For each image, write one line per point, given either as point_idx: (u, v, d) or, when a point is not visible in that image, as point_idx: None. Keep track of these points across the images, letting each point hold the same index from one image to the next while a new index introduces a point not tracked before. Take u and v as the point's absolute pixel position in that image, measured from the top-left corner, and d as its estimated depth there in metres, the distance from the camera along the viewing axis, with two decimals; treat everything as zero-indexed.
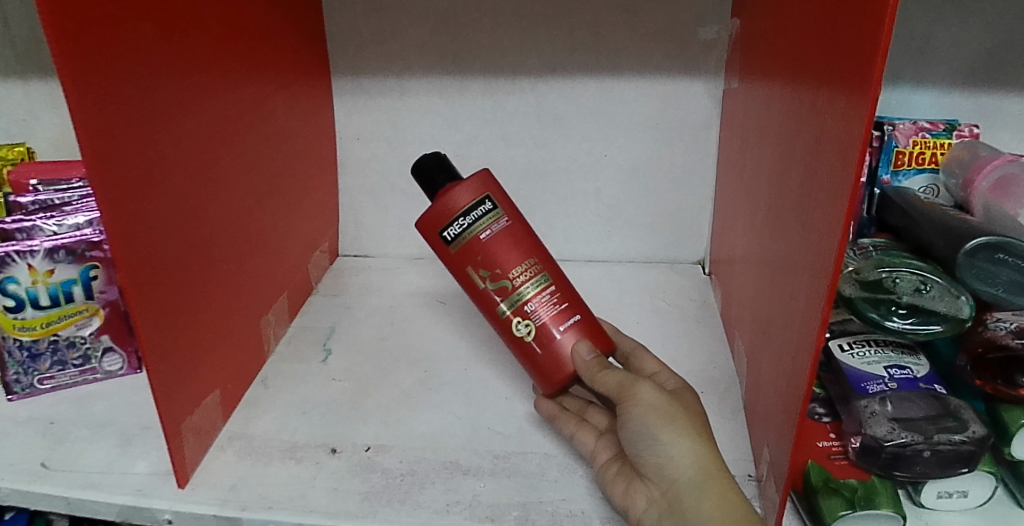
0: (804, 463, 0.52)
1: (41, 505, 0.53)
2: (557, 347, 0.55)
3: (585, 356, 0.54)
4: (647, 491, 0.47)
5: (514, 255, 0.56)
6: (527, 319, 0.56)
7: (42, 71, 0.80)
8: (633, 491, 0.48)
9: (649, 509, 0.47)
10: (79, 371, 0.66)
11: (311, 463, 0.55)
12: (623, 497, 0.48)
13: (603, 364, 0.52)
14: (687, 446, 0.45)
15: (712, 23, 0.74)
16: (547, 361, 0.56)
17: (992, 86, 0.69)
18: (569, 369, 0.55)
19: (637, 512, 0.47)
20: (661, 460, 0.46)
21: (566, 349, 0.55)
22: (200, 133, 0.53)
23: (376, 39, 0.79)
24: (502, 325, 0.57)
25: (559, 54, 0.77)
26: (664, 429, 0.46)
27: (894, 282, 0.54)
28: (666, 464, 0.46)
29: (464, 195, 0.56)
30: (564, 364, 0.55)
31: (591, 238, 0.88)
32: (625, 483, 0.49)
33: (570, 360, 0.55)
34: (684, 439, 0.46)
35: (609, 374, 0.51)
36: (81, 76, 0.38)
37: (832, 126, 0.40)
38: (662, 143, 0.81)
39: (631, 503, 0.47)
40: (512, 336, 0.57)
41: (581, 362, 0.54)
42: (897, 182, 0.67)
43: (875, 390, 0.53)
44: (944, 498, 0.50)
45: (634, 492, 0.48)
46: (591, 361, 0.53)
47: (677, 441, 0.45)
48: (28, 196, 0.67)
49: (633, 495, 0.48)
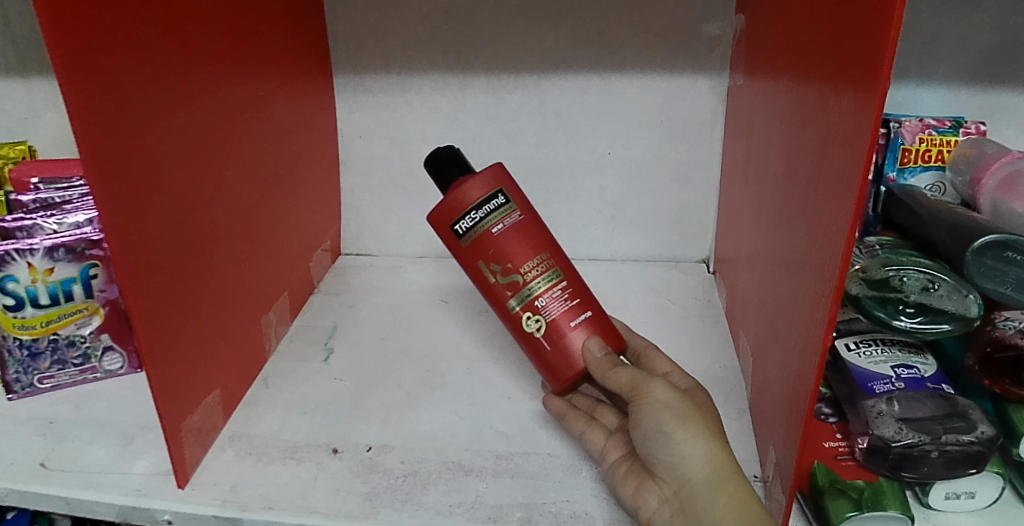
0: (811, 463, 0.51)
1: (41, 505, 0.52)
2: (566, 344, 0.55)
3: (596, 353, 0.53)
4: (659, 490, 0.47)
5: (526, 250, 0.56)
6: (537, 315, 0.56)
7: (43, 69, 0.80)
8: (644, 490, 0.47)
9: (660, 509, 0.46)
10: (79, 371, 0.65)
11: (312, 463, 0.54)
12: (634, 495, 0.48)
13: (615, 361, 0.52)
14: (699, 445, 0.45)
15: (717, 19, 0.73)
16: (556, 358, 0.55)
17: (999, 82, 0.68)
18: (579, 366, 0.55)
19: (648, 512, 0.46)
20: (673, 459, 0.46)
21: (576, 346, 0.55)
22: (201, 130, 0.53)
23: (378, 36, 0.79)
24: (512, 320, 0.57)
25: (563, 50, 0.77)
26: (678, 429, 0.45)
27: (901, 281, 0.53)
28: (679, 464, 0.45)
29: (476, 189, 0.56)
30: (574, 361, 0.55)
31: (595, 237, 0.87)
32: (636, 481, 0.48)
33: (580, 357, 0.55)
34: (698, 438, 0.45)
35: (620, 371, 0.50)
36: (80, 70, 0.38)
37: (840, 121, 0.40)
38: (666, 141, 0.80)
39: (641, 502, 0.47)
40: (521, 332, 0.57)
41: (592, 359, 0.53)
42: (903, 179, 0.66)
43: (882, 390, 0.52)
44: (952, 499, 0.50)
45: (645, 491, 0.47)
46: (602, 359, 0.53)
47: (691, 441, 0.45)
48: (29, 194, 0.67)
49: (644, 494, 0.47)
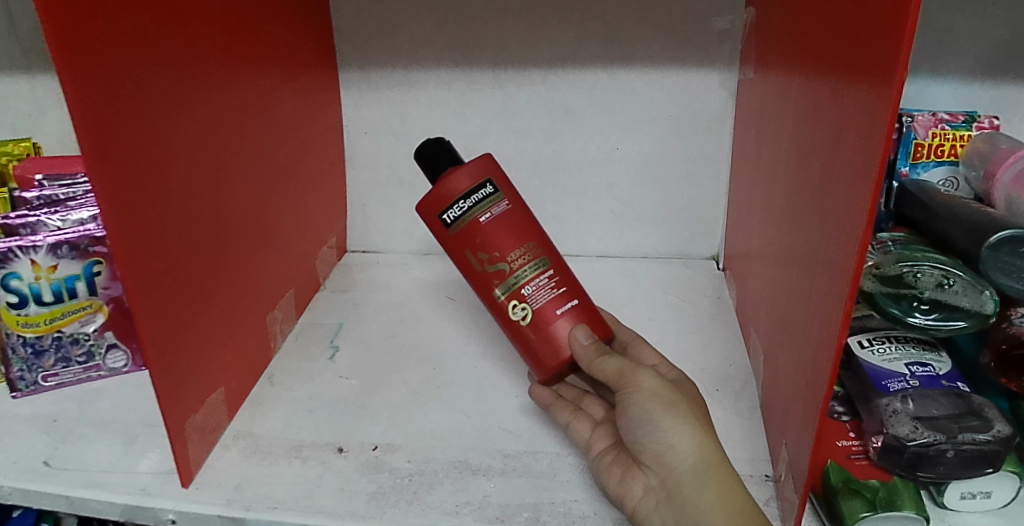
0: (823, 462, 0.51)
1: (44, 503, 0.52)
2: (552, 333, 0.54)
3: (582, 341, 0.53)
4: (645, 479, 0.46)
5: (512, 239, 0.55)
6: (523, 303, 0.55)
7: (48, 67, 0.80)
8: (630, 479, 0.47)
9: (646, 497, 0.46)
10: (83, 368, 0.65)
11: (317, 462, 0.53)
12: (620, 484, 0.47)
13: (602, 350, 0.51)
14: (687, 434, 0.45)
15: (727, 13, 0.72)
16: (542, 347, 0.55)
17: (1013, 77, 0.67)
18: (565, 355, 0.54)
19: (633, 500, 0.46)
20: (661, 448, 0.45)
21: (562, 334, 0.54)
22: (203, 126, 0.52)
23: (384, 31, 0.78)
24: (498, 308, 0.56)
25: (570, 45, 0.76)
26: (666, 418, 0.45)
27: (916, 277, 0.52)
28: (666, 452, 0.45)
29: (464, 179, 0.55)
30: (560, 350, 0.54)
31: (604, 233, 0.87)
32: (621, 471, 0.48)
33: (567, 345, 0.54)
34: (687, 427, 0.45)
35: (606, 360, 0.50)
36: (78, 63, 0.37)
37: (853, 108, 0.39)
38: (674, 136, 0.79)
39: (627, 491, 0.47)
40: (507, 320, 0.56)
41: (579, 347, 0.53)
42: (915, 174, 0.65)
43: (896, 388, 0.51)
44: (968, 499, 0.48)
45: (631, 480, 0.47)
46: (589, 346, 0.52)
47: (678, 429, 0.45)
48: (33, 191, 0.66)
49: (630, 483, 0.47)
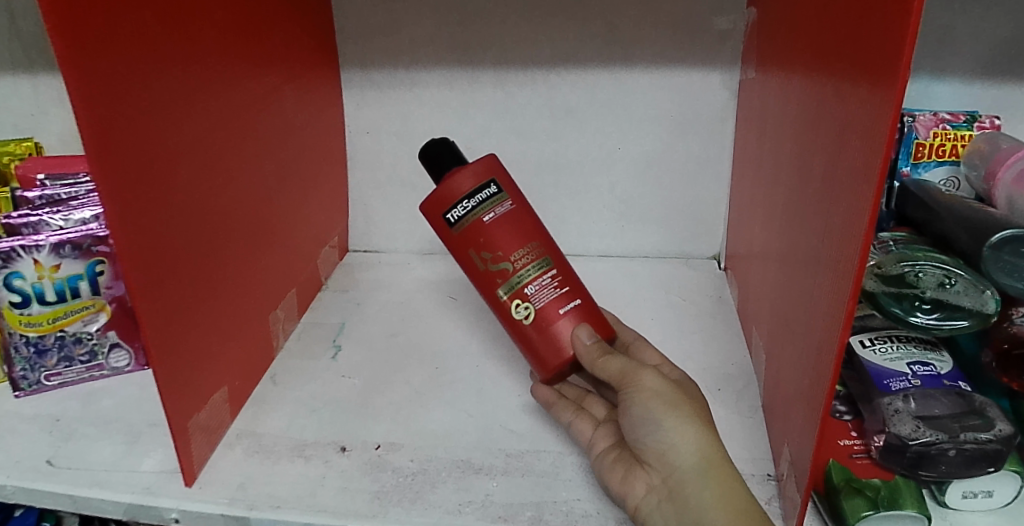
0: (825, 462, 0.51)
1: (47, 503, 0.52)
2: (555, 332, 0.54)
3: (585, 340, 0.53)
4: (647, 478, 0.47)
5: (515, 238, 0.55)
6: (526, 302, 0.55)
7: (50, 66, 0.80)
8: (632, 477, 0.47)
9: (649, 496, 0.46)
10: (86, 368, 0.65)
11: (320, 461, 0.54)
12: (622, 483, 0.47)
13: (604, 350, 0.51)
14: (689, 433, 0.45)
15: (729, 12, 0.72)
16: (544, 346, 0.55)
17: (1014, 77, 0.67)
18: (567, 354, 0.54)
19: (635, 499, 0.46)
20: (663, 447, 0.46)
21: (564, 333, 0.54)
22: (206, 126, 0.52)
23: (386, 31, 0.78)
24: (500, 308, 0.56)
25: (572, 45, 0.76)
26: (668, 416, 0.45)
27: (917, 277, 0.52)
28: (668, 451, 0.45)
29: (468, 179, 0.55)
30: (562, 349, 0.54)
31: (605, 233, 0.87)
32: (624, 470, 0.48)
33: (569, 344, 0.54)
34: (689, 426, 0.45)
35: (609, 360, 0.50)
36: (83, 63, 0.37)
37: (856, 108, 0.39)
38: (676, 136, 0.79)
39: (629, 489, 0.47)
40: (509, 319, 0.56)
41: (581, 346, 0.53)
42: (917, 174, 0.65)
43: (898, 387, 0.51)
44: (970, 498, 0.49)
45: (633, 479, 0.47)
46: (592, 346, 0.52)
47: (680, 428, 0.45)
48: (35, 191, 0.66)
49: (632, 482, 0.47)
